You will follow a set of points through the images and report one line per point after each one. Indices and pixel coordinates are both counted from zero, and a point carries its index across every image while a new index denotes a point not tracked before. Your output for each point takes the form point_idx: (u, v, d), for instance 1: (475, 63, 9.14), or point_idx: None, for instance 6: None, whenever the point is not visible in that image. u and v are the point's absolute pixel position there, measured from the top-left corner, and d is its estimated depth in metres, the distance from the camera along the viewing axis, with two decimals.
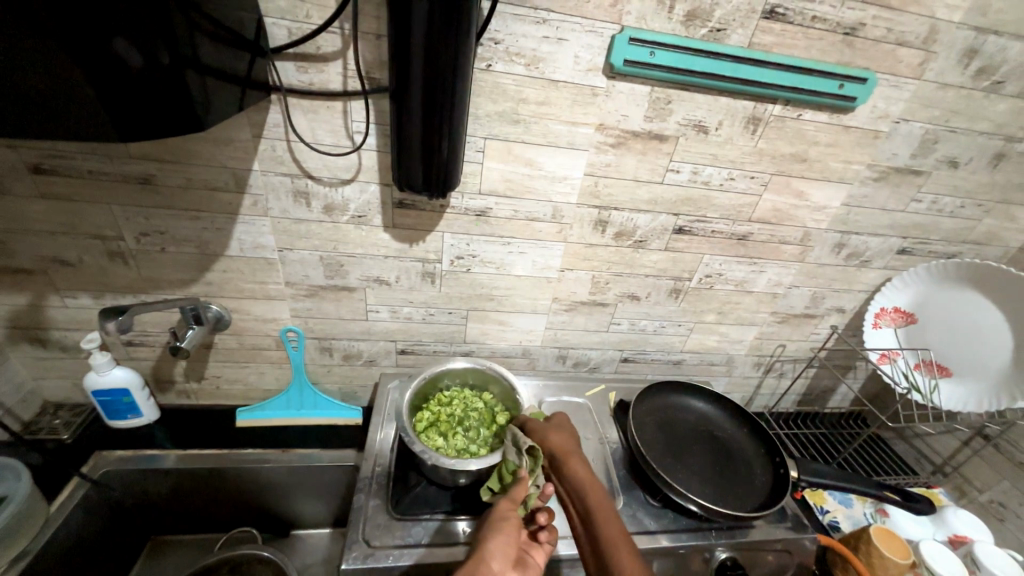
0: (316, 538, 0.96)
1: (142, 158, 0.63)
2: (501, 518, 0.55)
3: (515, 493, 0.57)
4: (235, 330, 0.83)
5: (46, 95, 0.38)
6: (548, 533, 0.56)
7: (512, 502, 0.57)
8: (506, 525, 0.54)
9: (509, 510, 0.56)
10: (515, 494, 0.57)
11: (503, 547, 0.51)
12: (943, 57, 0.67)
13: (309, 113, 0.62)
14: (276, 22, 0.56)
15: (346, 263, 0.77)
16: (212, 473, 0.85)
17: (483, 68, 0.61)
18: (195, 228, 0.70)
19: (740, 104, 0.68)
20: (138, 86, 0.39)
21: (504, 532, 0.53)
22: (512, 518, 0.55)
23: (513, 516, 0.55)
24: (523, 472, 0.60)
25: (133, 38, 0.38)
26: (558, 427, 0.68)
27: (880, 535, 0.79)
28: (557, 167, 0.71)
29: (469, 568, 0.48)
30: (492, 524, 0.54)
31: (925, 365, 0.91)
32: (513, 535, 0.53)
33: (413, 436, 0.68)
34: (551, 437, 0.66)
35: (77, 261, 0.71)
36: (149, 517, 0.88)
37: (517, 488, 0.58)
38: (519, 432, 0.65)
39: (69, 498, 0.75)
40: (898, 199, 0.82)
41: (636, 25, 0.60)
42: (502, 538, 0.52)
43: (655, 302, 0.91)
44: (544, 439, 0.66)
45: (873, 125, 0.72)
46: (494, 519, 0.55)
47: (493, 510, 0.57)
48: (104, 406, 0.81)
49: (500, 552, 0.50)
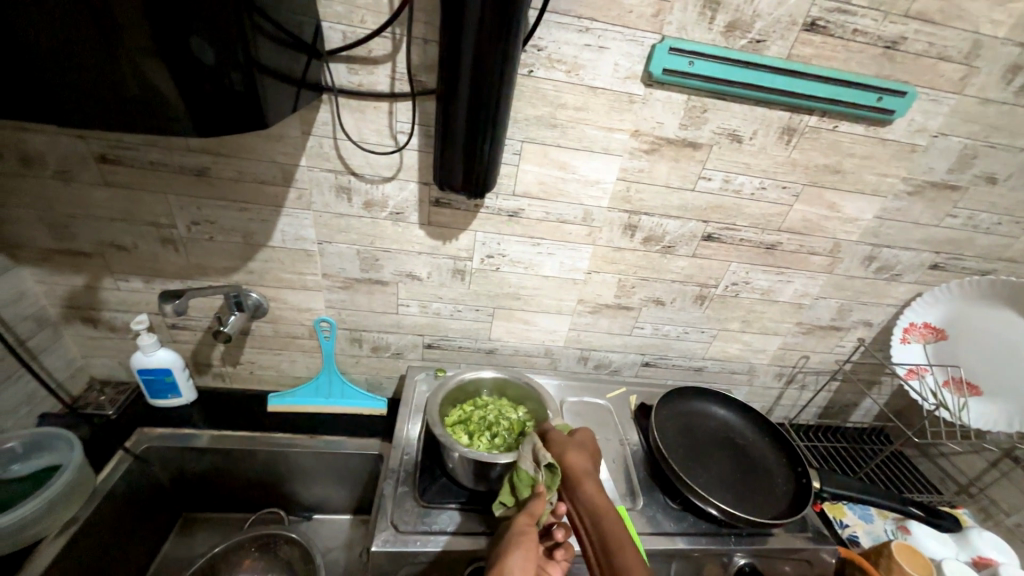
0: (338, 523, 0.99)
1: (199, 151, 0.67)
2: (520, 533, 0.55)
3: (532, 508, 0.58)
4: (272, 318, 0.86)
5: (133, 91, 0.41)
6: (564, 551, 0.57)
7: (530, 517, 0.57)
8: (525, 541, 0.54)
9: (527, 525, 0.56)
10: (533, 509, 0.58)
11: (525, 564, 0.51)
12: (985, 73, 0.67)
13: (357, 113, 0.65)
14: (333, 26, 0.59)
15: (381, 257, 0.80)
16: (244, 454, 0.89)
17: (525, 73, 0.63)
18: (242, 219, 0.74)
19: (775, 115, 0.69)
20: (213, 83, 0.42)
21: (525, 548, 0.53)
22: (531, 533, 0.55)
23: (532, 531, 0.56)
24: (540, 486, 0.60)
25: (207, 38, 0.41)
26: (576, 443, 0.66)
27: (902, 551, 0.78)
28: (590, 171, 0.72)
29: None
30: (513, 539, 0.54)
31: (954, 382, 0.90)
32: (532, 551, 0.53)
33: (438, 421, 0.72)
34: (567, 452, 0.64)
35: (132, 247, 0.76)
36: (182, 493, 0.92)
37: (536, 503, 0.58)
38: (537, 446, 0.64)
39: (114, 471, 0.79)
40: (932, 213, 0.81)
41: (676, 35, 0.62)
42: (522, 555, 0.52)
43: (679, 308, 0.91)
44: (560, 453, 0.64)
45: (911, 138, 0.72)
46: (514, 535, 0.55)
47: (511, 526, 0.57)
48: (147, 385, 0.86)
49: (522, 568, 0.50)
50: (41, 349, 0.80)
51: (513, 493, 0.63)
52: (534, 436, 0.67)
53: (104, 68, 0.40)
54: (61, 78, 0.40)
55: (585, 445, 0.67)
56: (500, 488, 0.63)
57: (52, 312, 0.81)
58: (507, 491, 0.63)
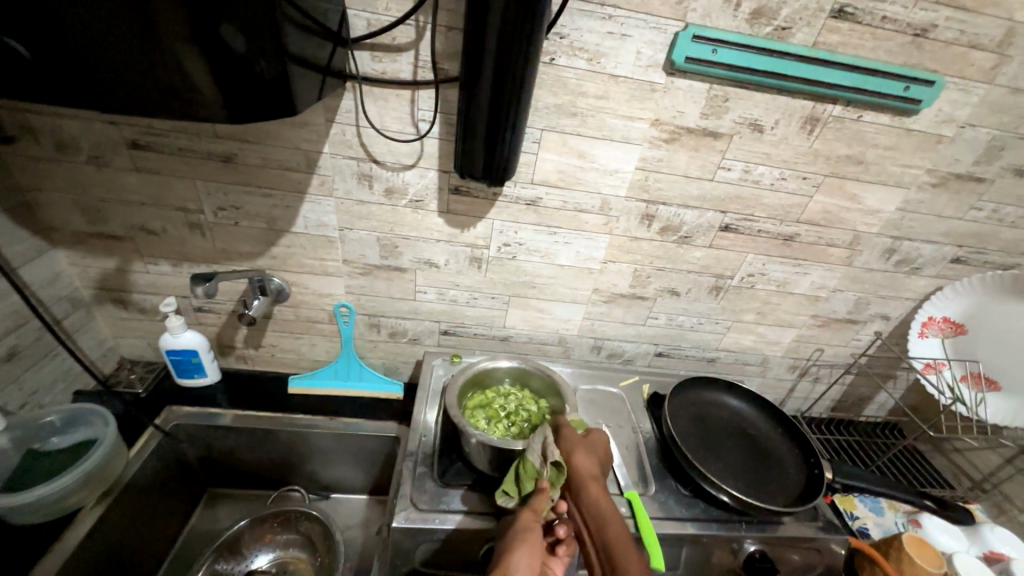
0: (355, 502, 1.02)
1: (226, 138, 0.69)
2: (525, 530, 0.56)
3: (537, 504, 0.60)
4: (293, 303, 0.88)
5: (168, 79, 0.42)
6: (566, 547, 0.59)
7: (535, 513, 0.59)
8: (530, 538, 0.55)
9: (532, 521, 0.58)
10: (536, 505, 0.60)
11: (530, 561, 0.52)
12: (1018, 62, 0.65)
13: (380, 100, 0.66)
14: (358, 14, 0.60)
15: (400, 244, 0.81)
16: (266, 433, 0.92)
17: (547, 62, 0.63)
18: (267, 205, 0.75)
19: (798, 104, 0.68)
20: (242, 70, 0.43)
21: (529, 545, 0.54)
22: (536, 530, 0.57)
23: (536, 527, 0.57)
24: (543, 482, 0.62)
25: (238, 25, 0.42)
26: (588, 447, 0.67)
27: (913, 543, 0.79)
28: (609, 160, 0.73)
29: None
30: (518, 536, 0.56)
31: (972, 377, 0.89)
32: (536, 548, 0.54)
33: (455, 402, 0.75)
34: (576, 455, 0.65)
35: (161, 231, 0.78)
36: (207, 470, 0.96)
37: (538, 498, 0.60)
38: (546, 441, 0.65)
39: (145, 445, 0.83)
40: (956, 206, 0.80)
41: (700, 22, 0.61)
42: (527, 553, 0.53)
43: (694, 298, 0.92)
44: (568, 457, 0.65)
45: (937, 129, 0.71)
46: (519, 531, 0.56)
47: (516, 522, 0.58)
48: (175, 365, 0.89)
49: (527, 565, 0.52)
50: (76, 329, 0.83)
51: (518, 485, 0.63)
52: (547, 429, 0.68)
53: (142, 56, 0.41)
54: (100, 66, 0.41)
55: (596, 450, 0.67)
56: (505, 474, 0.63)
57: (84, 294, 0.84)
58: (511, 482, 0.63)
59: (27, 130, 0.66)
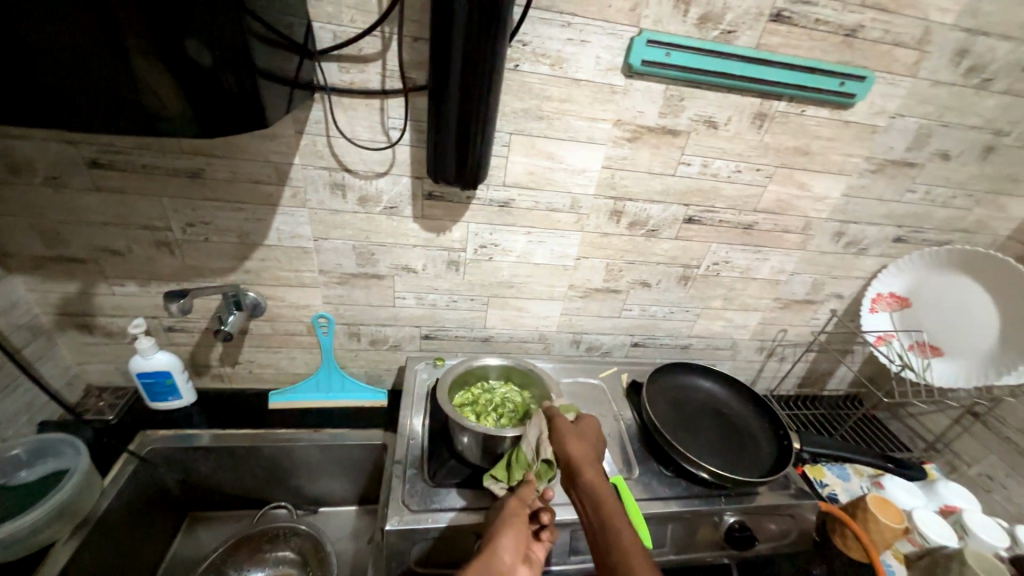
0: (345, 514, 1.01)
1: (193, 153, 0.68)
2: (512, 515, 0.60)
3: (523, 494, 0.64)
4: (270, 316, 0.87)
5: (134, 96, 0.42)
6: (550, 533, 0.62)
7: (520, 501, 0.63)
8: (512, 523, 0.59)
9: (517, 508, 0.62)
10: (523, 495, 0.64)
11: (514, 544, 0.56)
12: (936, 57, 0.72)
13: (349, 110, 0.67)
14: (323, 26, 0.61)
15: (376, 251, 0.82)
16: (248, 451, 0.90)
17: (511, 68, 0.66)
18: (238, 219, 0.75)
19: (748, 101, 0.73)
20: (209, 83, 0.43)
21: (513, 529, 0.58)
22: (521, 517, 0.60)
23: (521, 514, 0.61)
24: (531, 475, 0.66)
25: (203, 39, 0.42)
26: (580, 433, 0.69)
27: (877, 503, 0.85)
28: (577, 160, 0.76)
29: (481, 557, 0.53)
30: (502, 522, 0.59)
31: (918, 346, 0.97)
32: (521, 532, 0.58)
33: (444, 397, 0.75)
34: (568, 441, 0.67)
35: (126, 251, 0.76)
36: (187, 494, 0.93)
37: (524, 489, 0.64)
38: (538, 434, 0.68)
39: (120, 474, 0.80)
40: (894, 189, 0.87)
41: (653, 28, 0.65)
42: (512, 535, 0.57)
43: (664, 289, 0.96)
44: (561, 442, 0.67)
45: (871, 120, 0.77)
46: (504, 518, 0.60)
47: (504, 509, 0.62)
48: (147, 388, 0.86)
49: (512, 548, 0.55)
50: (37, 358, 0.80)
51: (508, 472, 0.68)
52: (541, 419, 0.70)
53: (106, 72, 0.41)
54: (63, 86, 0.41)
55: (588, 433, 0.69)
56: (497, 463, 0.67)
57: (44, 321, 0.81)
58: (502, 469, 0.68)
59: None
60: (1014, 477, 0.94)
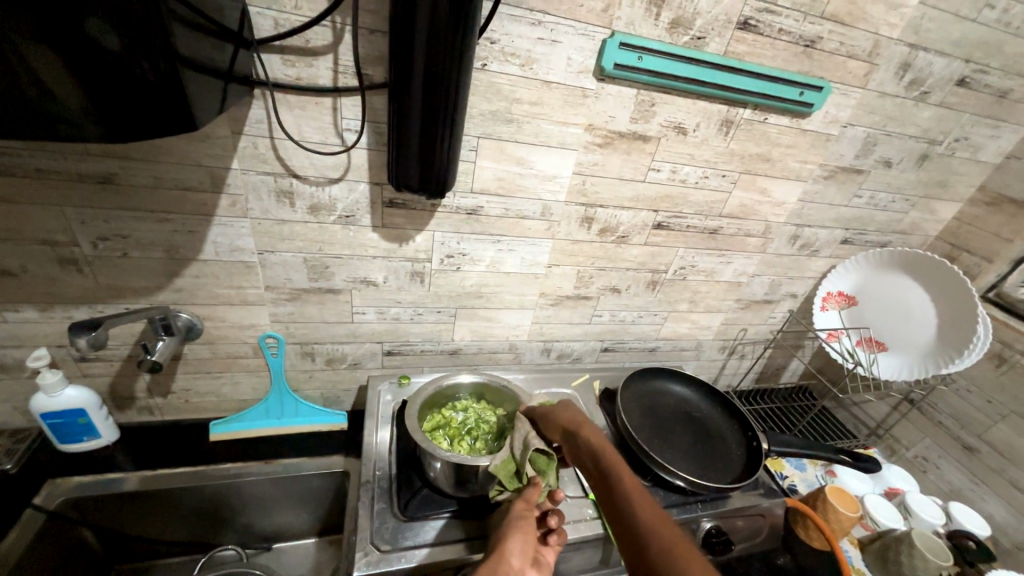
0: (303, 548, 0.92)
1: (102, 155, 0.57)
2: (521, 518, 0.58)
3: (530, 494, 0.61)
4: (208, 339, 0.77)
5: (18, 90, 0.33)
6: (557, 537, 0.59)
7: (527, 503, 0.61)
8: (523, 525, 0.57)
9: (525, 510, 0.60)
10: (529, 496, 0.61)
11: (523, 546, 0.54)
12: (883, 70, 0.76)
13: (297, 109, 0.59)
14: (262, 12, 0.53)
15: (331, 264, 0.74)
16: (186, 491, 0.80)
17: (478, 67, 0.61)
18: (164, 231, 0.65)
19: (715, 108, 0.73)
20: (119, 74, 0.35)
21: (524, 532, 0.56)
22: (530, 519, 0.59)
23: (530, 516, 0.59)
24: (536, 476, 0.63)
25: (109, 17, 0.33)
26: (569, 406, 0.69)
27: (836, 493, 0.89)
28: (547, 166, 0.72)
29: (491, 562, 0.52)
30: (512, 523, 0.58)
31: (866, 342, 1.03)
32: (530, 535, 0.56)
33: (413, 422, 0.70)
34: (566, 412, 0.67)
35: (20, 271, 0.64)
36: (111, 545, 0.81)
37: (531, 489, 0.61)
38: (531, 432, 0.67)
39: (24, 533, 0.68)
40: (844, 194, 0.91)
41: (625, 30, 0.63)
42: (521, 538, 0.55)
43: (634, 293, 0.95)
44: (557, 417, 0.66)
45: (826, 128, 0.80)
46: (513, 519, 0.58)
47: (511, 510, 0.60)
48: (56, 429, 0.74)
49: (521, 551, 0.54)
50: None
51: (513, 477, 0.64)
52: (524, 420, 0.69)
53: None
54: None
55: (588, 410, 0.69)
56: (491, 467, 0.63)
57: None
58: (505, 472, 0.64)
59: None
60: (945, 458, 1.03)
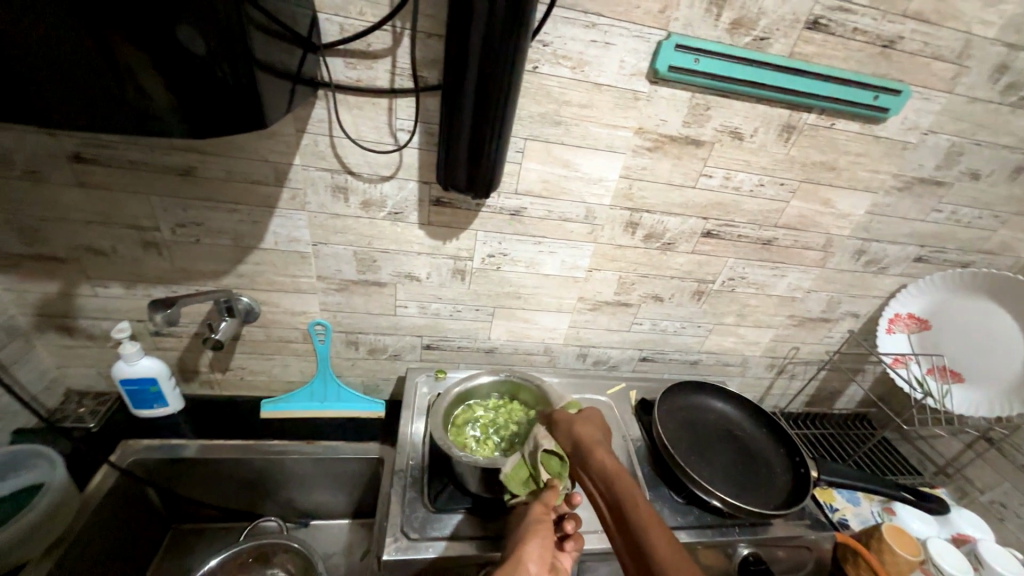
0: (337, 528, 0.97)
1: (183, 150, 0.63)
2: (537, 522, 0.58)
3: (548, 498, 0.61)
4: (263, 323, 0.83)
5: (121, 92, 0.38)
6: (573, 542, 0.60)
7: (545, 506, 0.60)
8: (540, 530, 0.56)
9: (544, 513, 0.60)
10: (547, 499, 0.61)
11: (540, 552, 0.54)
12: (974, 72, 0.69)
13: (355, 110, 0.63)
14: (329, 18, 0.56)
15: (378, 258, 0.77)
16: (237, 462, 0.86)
17: (529, 69, 0.61)
18: (232, 221, 0.70)
19: (776, 112, 0.69)
20: (202, 76, 0.38)
21: (540, 536, 0.56)
22: (546, 523, 0.58)
23: (548, 519, 0.59)
24: (553, 479, 0.62)
25: (197, 26, 0.37)
26: (585, 419, 0.66)
27: (893, 533, 0.82)
28: (594, 169, 0.71)
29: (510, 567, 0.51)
30: (529, 527, 0.57)
31: (938, 371, 0.94)
32: (548, 539, 0.56)
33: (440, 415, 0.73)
34: (579, 429, 0.63)
35: (111, 251, 0.71)
36: (170, 505, 0.88)
37: (548, 493, 0.61)
38: (544, 433, 0.66)
39: (100, 487, 0.76)
40: (920, 208, 0.84)
41: (682, 31, 0.61)
42: (538, 543, 0.54)
43: (677, 303, 0.92)
44: (570, 429, 0.63)
45: (903, 136, 0.74)
46: (530, 523, 0.58)
47: (528, 514, 0.60)
48: (131, 395, 0.82)
49: (538, 557, 0.53)
50: (12, 362, 0.75)
51: (526, 483, 0.64)
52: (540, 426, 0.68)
53: (82, 64, 0.36)
54: (44, 78, 0.37)
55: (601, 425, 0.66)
56: (504, 476, 0.63)
57: (22, 321, 0.76)
58: (517, 479, 0.63)
59: None
60: None
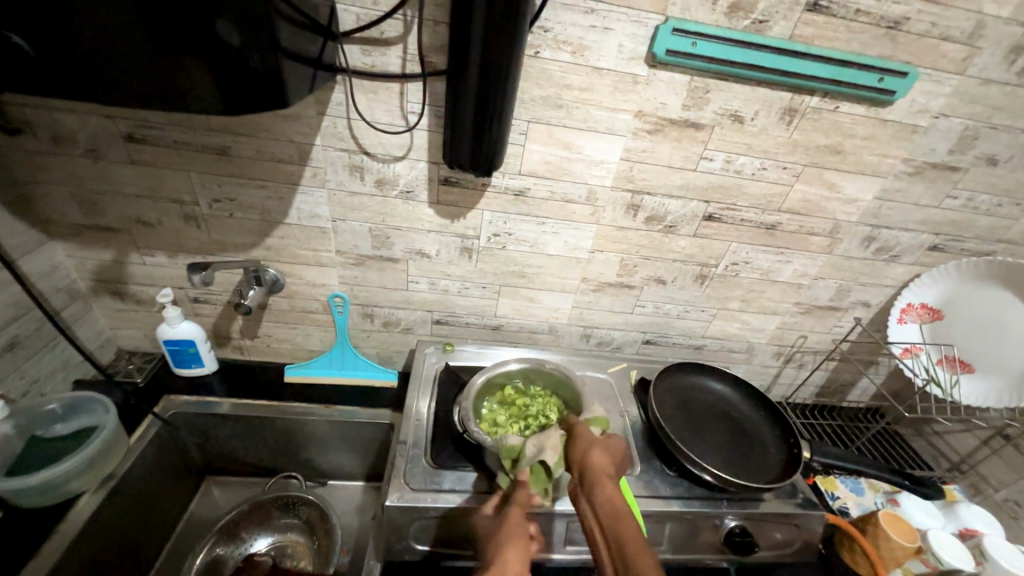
0: (351, 489, 1.04)
1: (219, 131, 0.70)
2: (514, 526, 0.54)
3: (519, 497, 0.60)
4: (288, 293, 0.90)
5: (168, 76, 0.44)
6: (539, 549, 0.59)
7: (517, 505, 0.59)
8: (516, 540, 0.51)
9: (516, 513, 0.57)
10: (519, 498, 0.60)
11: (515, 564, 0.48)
12: (988, 53, 0.67)
13: (370, 94, 0.68)
14: (347, 8, 0.61)
15: (391, 235, 0.83)
16: (263, 421, 0.94)
17: (531, 54, 0.65)
18: (261, 197, 0.77)
19: (777, 95, 0.70)
20: (235, 64, 0.44)
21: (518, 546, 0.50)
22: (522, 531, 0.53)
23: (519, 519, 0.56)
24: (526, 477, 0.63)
25: (233, 19, 0.42)
26: (607, 445, 0.62)
27: (889, 519, 0.82)
28: (595, 151, 0.74)
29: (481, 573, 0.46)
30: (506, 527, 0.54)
31: (948, 361, 0.93)
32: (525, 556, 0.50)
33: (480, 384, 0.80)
34: (593, 454, 0.60)
35: (157, 223, 0.80)
36: (204, 457, 0.98)
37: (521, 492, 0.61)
38: (553, 442, 0.63)
39: (145, 433, 0.85)
40: (932, 194, 0.82)
41: (680, 16, 0.63)
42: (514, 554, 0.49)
43: (681, 286, 0.94)
44: (585, 454, 0.61)
45: (912, 119, 0.73)
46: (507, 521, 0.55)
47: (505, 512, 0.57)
48: (172, 355, 0.91)
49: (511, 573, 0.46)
50: (74, 320, 0.85)
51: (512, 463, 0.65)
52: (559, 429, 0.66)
53: (137, 52, 0.42)
54: (104, 63, 0.43)
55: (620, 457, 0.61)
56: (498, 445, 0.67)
57: (82, 285, 0.86)
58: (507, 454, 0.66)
59: (25, 124, 0.68)
60: None
